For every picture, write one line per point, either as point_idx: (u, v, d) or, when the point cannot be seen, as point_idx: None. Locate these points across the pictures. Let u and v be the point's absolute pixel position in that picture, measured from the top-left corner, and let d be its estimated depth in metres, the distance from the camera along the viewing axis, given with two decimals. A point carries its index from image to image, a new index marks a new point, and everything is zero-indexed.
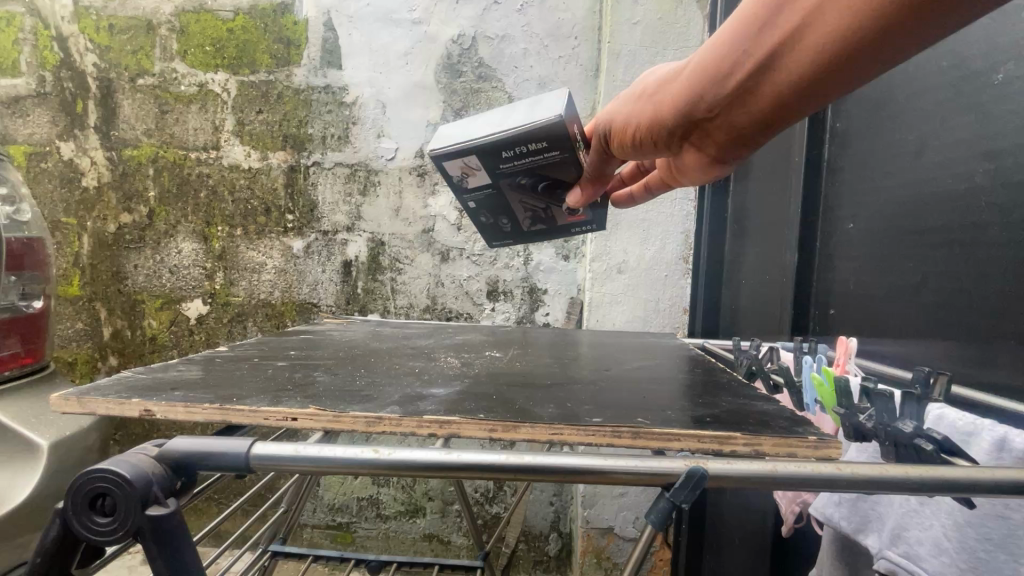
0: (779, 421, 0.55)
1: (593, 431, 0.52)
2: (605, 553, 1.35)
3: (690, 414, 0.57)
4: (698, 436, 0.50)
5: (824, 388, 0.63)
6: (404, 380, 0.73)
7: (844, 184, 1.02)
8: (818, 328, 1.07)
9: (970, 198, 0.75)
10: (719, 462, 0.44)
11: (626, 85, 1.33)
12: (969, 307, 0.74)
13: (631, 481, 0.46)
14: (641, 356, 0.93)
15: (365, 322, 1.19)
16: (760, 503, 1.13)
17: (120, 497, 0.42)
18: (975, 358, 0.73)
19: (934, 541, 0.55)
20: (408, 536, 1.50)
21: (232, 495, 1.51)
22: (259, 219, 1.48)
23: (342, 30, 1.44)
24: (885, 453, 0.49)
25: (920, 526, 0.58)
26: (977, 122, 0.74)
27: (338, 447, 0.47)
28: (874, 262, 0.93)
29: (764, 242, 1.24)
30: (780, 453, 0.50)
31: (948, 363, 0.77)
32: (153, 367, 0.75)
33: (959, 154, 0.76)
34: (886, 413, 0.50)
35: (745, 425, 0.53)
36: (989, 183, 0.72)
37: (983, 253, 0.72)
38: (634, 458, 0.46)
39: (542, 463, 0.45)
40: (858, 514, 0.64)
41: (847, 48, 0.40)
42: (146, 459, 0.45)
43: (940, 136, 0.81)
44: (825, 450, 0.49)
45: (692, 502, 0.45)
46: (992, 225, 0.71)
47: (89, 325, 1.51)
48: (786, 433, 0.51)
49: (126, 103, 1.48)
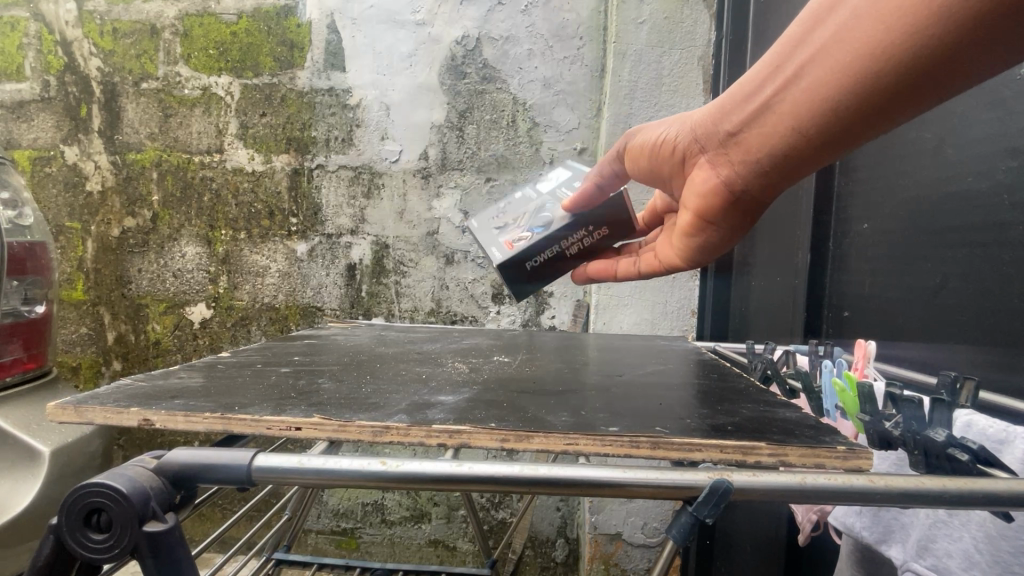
0: (803, 430, 0.54)
1: (611, 441, 0.51)
2: (613, 560, 1.33)
3: (709, 423, 0.56)
4: (720, 446, 0.49)
5: (846, 394, 0.61)
6: (411, 386, 0.72)
7: (858, 185, 1.01)
8: (833, 332, 1.05)
9: (992, 197, 0.73)
10: (743, 475, 0.44)
11: (633, 85, 1.31)
12: (992, 309, 0.73)
13: (648, 494, 0.45)
14: (655, 361, 0.92)
15: (370, 326, 1.18)
16: (774, 510, 1.12)
17: (115, 513, 0.41)
18: (1000, 362, 0.71)
19: (964, 553, 0.54)
20: (414, 542, 1.49)
21: (236, 500, 1.51)
22: (263, 223, 1.47)
23: (345, 33, 1.44)
24: (914, 463, 0.48)
25: (948, 538, 0.56)
26: (1000, 120, 0.72)
27: (343, 458, 0.46)
28: (890, 264, 0.91)
29: (776, 245, 1.22)
30: (806, 464, 0.49)
31: (971, 367, 0.75)
32: (154, 374, 0.75)
33: (981, 153, 0.75)
34: (915, 421, 0.48)
35: (769, 435, 0.52)
36: (1012, 182, 0.70)
37: (1006, 254, 0.71)
38: (651, 470, 0.45)
39: (556, 475, 0.45)
40: (880, 524, 0.64)
41: (878, 54, 0.42)
42: (142, 472, 0.44)
43: (960, 134, 0.79)
44: (855, 461, 0.48)
45: (716, 517, 0.43)
46: (1015, 224, 0.70)
47: (92, 329, 1.50)
48: (811, 443, 0.50)
49: (130, 108, 1.48)
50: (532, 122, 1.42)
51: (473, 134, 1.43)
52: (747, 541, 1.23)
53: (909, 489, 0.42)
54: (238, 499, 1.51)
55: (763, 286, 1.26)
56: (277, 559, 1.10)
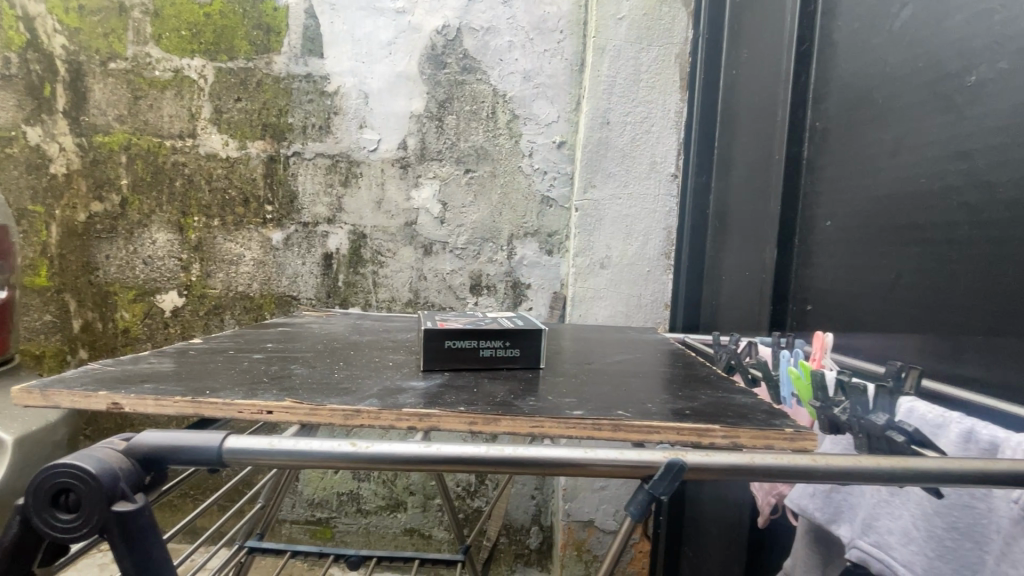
0: (758, 414, 0.57)
1: (575, 424, 0.54)
2: (585, 546, 1.36)
3: (670, 407, 0.59)
4: (678, 429, 0.52)
5: (800, 382, 0.66)
6: (385, 373, 0.72)
7: (823, 182, 1.04)
8: (796, 324, 1.09)
9: (943, 197, 0.77)
10: (698, 454, 0.46)
11: (610, 81, 1.33)
12: (939, 303, 0.77)
13: (610, 473, 0.47)
14: (623, 349, 0.95)
15: (345, 315, 1.18)
16: (737, 495, 1.16)
17: (82, 493, 0.41)
18: (944, 352, 0.75)
19: (903, 530, 0.58)
20: (389, 531, 1.49)
21: (207, 490, 1.49)
22: (237, 210, 1.45)
23: (324, 18, 1.41)
24: (858, 446, 0.52)
25: (889, 516, 0.60)
26: (951, 124, 0.76)
27: (314, 440, 0.47)
28: (851, 259, 0.95)
29: (741, 238, 1.26)
30: (757, 445, 0.52)
31: (917, 358, 0.79)
32: (123, 359, 0.73)
33: (933, 154, 0.79)
34: (860, 407, 0.53)
35: (724, 418, 0.55)
36: (961, 183, 0.74)
37: (954, 251, 0.74)
38: (613, 451, 0.47)
39: (522, 455, 0.46)
40: (831, 505, 0.69)
41: None
42: (112, 453, 0.44)
43: (915, 136, 0.83)
44: (801, 442, 0.52)
45: (670, 494, 0.46)
46: (962, 223, 0.73)
47: (57, 317, 1.46)
48: (763, 426, 0.53)
49: (96, 88, 1.43)
50: (512, 115, 1.42)
51: (453, 125, 1.43)
52: (712, 526, 1.27)
53: (848, 468, 0.44)
54: (209, 488, 1.50)
55: (731, 278, 1.29)
56: (251, 547, 1.09)
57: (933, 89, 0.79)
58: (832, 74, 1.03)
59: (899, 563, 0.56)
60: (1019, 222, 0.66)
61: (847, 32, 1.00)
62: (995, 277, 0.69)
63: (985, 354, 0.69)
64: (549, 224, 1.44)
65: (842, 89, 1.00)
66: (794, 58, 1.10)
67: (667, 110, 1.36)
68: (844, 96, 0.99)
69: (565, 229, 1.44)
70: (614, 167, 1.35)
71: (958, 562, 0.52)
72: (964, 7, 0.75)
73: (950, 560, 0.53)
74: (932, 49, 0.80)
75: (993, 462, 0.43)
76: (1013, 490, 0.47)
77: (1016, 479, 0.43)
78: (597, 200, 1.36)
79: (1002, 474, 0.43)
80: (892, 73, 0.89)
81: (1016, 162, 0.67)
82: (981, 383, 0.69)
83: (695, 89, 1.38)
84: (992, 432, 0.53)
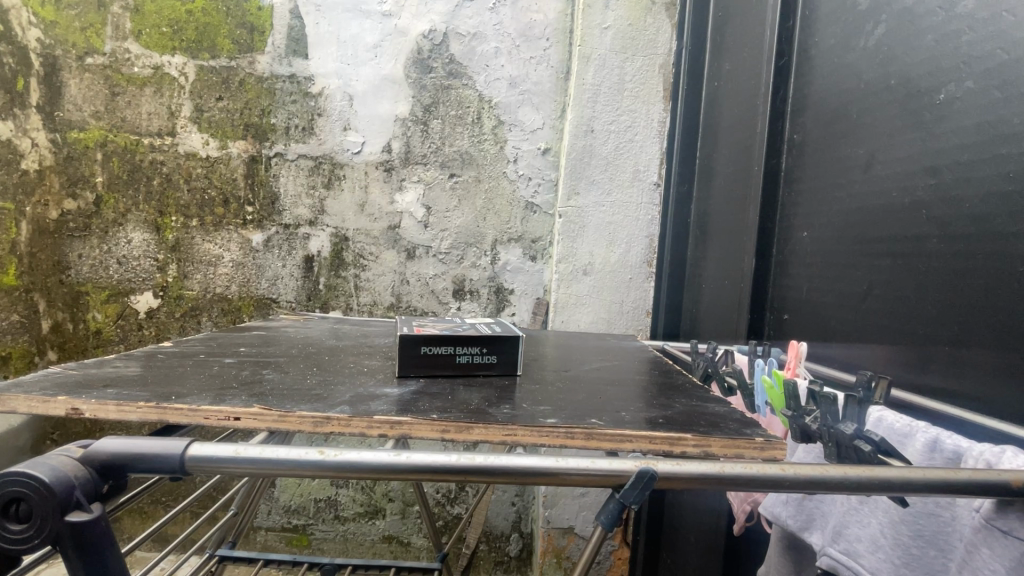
0: (730, 423, 0.58)
1: (548, 432, 0.54)
2: (564, 553, 1.36)
3: (644, 416, 0.59)
4: (649, 437, 0.53)
5: (773, 391, 0.67)
6: (358, 378, 0.71)
7: (800, 194, 1.06)
8: (773, 333, 1.10)
9: (913, 211, 0.79)
10: (668, 463, 0.46)
11: (594, 90, 1.35)
12: (908, 314, 0.78)
13: (584, 481, 0.47)
14: (602, 356, 0.95)
15: (323, 319, 1.16)
16: (713, 502, 1.17)
17: (35, 502, 0.40)
18: (912, 363, 0.77)
19: (872, 538, 0.59)
20: (367, 538, 1.47)
21: (179, 496, 1.45)
22: (217, 210, 1.42)
23: (309, 19, 1.41)
24: (828, 454, 0.53)
25: (858, 524, 0.61)
26: (921, 139, 0.78)
27: (281, 447, 0.46)
28: (826, 271, 0.96)
29: (720, 248, 1.27)
30: (728, 454, 0.53)
31: (888, 367, 0.81)
32: (88, 362, 0.71)
33: (904, 169, 0.81)
34: (830, 416, 0.54)
35: (696, 427, 0.56)
36: (930, 198, 0.76)
37: (923, 263, 0.76)
38: (588, 458, 0.47)
39: (494, 464, 0.46)
40: (803, 513, 0.70)
41: None
42: (68, 461, 0.43)
43: (886, 151, 0.85)
44: (771, 451, 0.52)
45: (641, 503, 0.46)
46: (932, 237, 0.75)
47: (25, 317, 1.43)
48: (733, 435, 0.54)
49: (72, 82, 1.40)
50: (497, 120, 1.43)
51: (438, 129, 1.43)
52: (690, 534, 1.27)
53: (815, 477, 0.45)
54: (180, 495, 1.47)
55: (711, 287, 1.31)
56: (222, 555, 1.07)
57: (904, 105, 0.82)
58: (807, 88, 1.06)
59: (866, 570, 0.57)
60: (983, 237, 0.68)
61: (824, 47, 1.02)
62: (961, 289, 0.70)
63: (951, 365, 0.71)
64: (532, 230, 1.45)
65: (818, 102, 1.02)
66: (772, 71, 1.12)
67: (651, 119, 1.38)
68: (819, 111, 1.01)
69: (549, 236, 1.45)
70: (598, 175, 1.37)
71: (923, 569, 0.53)
72: (934, 27, 0.77)
73: (914, 569, 0.54)
74: (904, 65, 0.82)
75: (956, 471, 0.44)
76: (974, 499, 0.48)
77: (979, 489, 0.44)
78: (581, 207, 1.37)
79: (965, 483, 0.44)
80: (865, 88, 0.91)
81: (982, 179, 0.69)
82: (949, 391, 0.71)
83: (678, 99, 1.40)
84: (956, 442, 0.53)
